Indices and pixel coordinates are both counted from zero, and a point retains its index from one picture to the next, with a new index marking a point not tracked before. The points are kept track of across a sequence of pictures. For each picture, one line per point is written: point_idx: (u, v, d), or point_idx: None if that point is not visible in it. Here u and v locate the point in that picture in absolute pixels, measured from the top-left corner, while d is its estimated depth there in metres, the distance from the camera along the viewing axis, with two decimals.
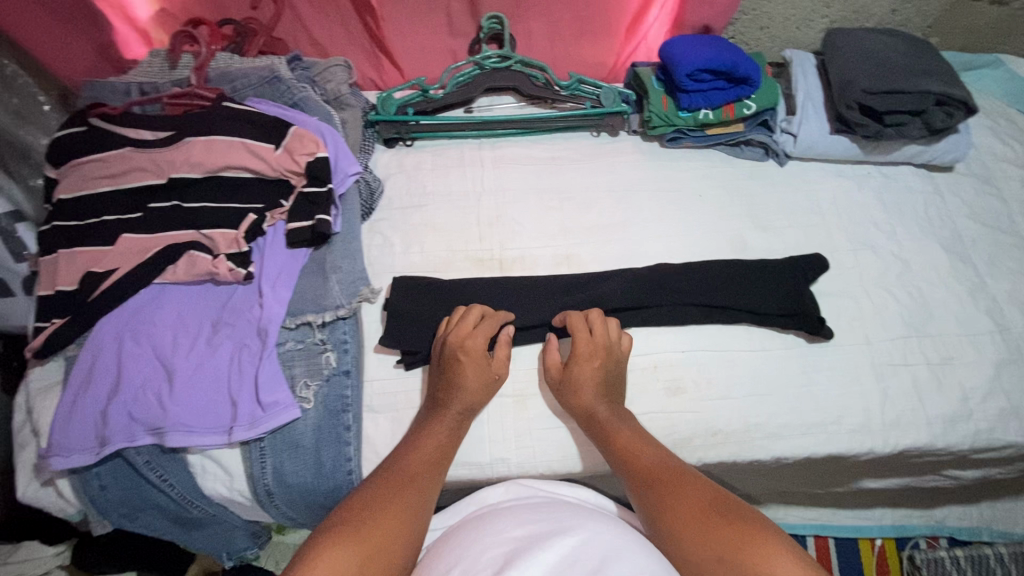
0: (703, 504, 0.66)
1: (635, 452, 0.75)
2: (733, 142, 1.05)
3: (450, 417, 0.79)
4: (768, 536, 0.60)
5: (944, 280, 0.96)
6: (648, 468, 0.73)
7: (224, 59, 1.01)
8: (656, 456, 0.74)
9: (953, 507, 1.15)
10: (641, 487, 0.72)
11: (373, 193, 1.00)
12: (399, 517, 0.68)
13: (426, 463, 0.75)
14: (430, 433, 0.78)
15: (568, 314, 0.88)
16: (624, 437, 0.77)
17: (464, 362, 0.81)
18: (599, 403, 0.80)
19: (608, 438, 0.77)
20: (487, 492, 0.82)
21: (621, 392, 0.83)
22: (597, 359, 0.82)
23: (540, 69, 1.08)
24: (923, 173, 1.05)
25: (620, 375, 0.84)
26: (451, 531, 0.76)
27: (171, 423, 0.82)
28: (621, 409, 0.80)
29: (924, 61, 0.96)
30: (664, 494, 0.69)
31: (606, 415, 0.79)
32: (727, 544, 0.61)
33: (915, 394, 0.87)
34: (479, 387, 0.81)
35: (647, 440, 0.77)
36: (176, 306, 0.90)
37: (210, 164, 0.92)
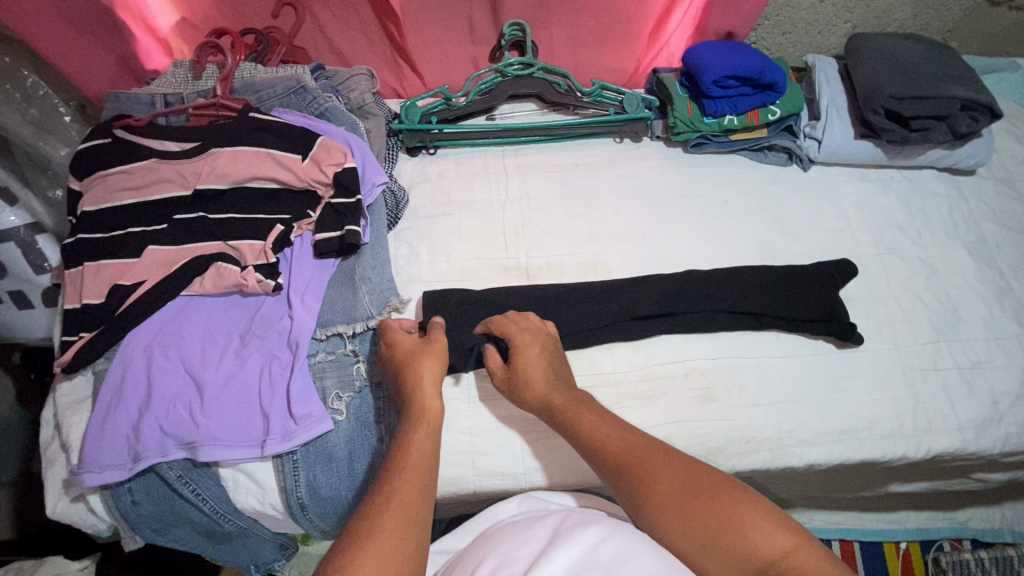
0: (677, 478, 0.68)
1: (599, 435, 0.74)
2: (757, 147, 1.05)
3: (424, 415, 0.73)
4: (748, 506, 0.63)
5: (971, 284, 0.96)
6: (620, 453, 0.72)
7: (248, 68, 0.99)
8: (620, 436, 0.74)
9: (977, 509, 1.15)
10: (612, 472, 0.71)
11: (399, 203, 1.00)
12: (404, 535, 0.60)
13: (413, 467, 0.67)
14: (411, 435, 0.71)
15: (493, 315, 0.88)
16: (585, 424, 0.75)
17: (420, 361, 0.78)
18: (553, 392, 0.79)
19: (571, 427, 0.76)
20: (498, 507, 0.81)
21: (565, 368, 0.84)
22: (535, 343, 0.83)
23: (562, 76, 1.07)
24: (946, 177, 1.06)
25: (559, 354, 0.85)
26: (467, 550, 0.75)
27: (204, 437, 0.81)
28: (568, 389, 0.80)
29: (949, 65, 0.96)
30: (638, 478, 0.69)
31: (564, 401, 0.78)
32: (706, 521, 0.63)
33: (945, 399, 0.88)
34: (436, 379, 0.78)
35: (608, 421, 0.76)
36: (204, 318, 0.90)
37: (237, 176, 0.92)
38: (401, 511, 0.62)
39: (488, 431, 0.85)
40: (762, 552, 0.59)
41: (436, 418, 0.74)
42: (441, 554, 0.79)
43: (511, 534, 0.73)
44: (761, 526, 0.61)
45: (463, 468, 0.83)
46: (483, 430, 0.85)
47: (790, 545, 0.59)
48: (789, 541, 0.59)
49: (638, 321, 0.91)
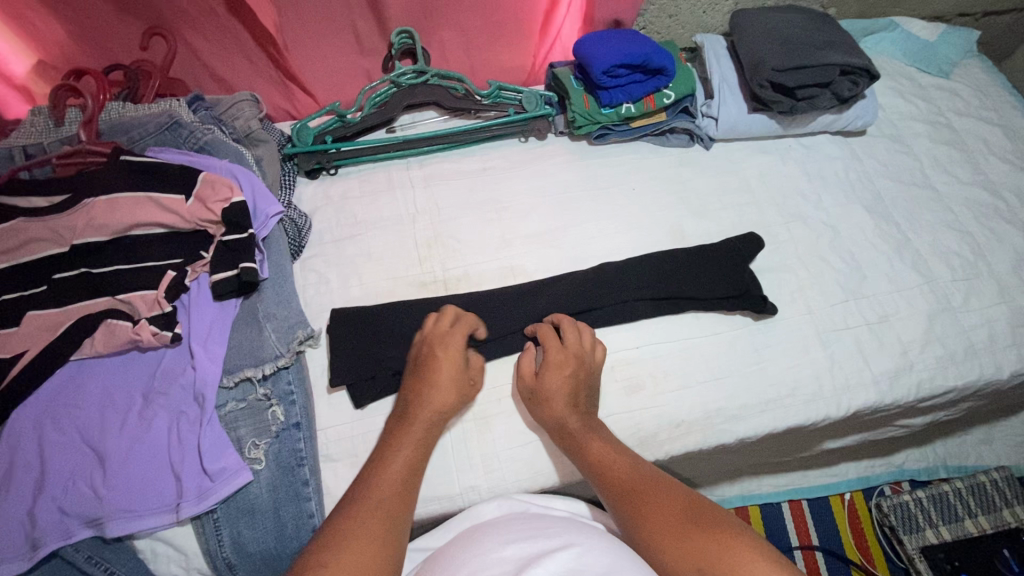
0: (679, 511, 0.65)
1: (605, 461, 0.73)
2: (659, 131, 1.06)
3: (422, 425, 0.75)
4: (743, 545, 0.59)
5: (872, 241, 0.99)
6: (624, 480, 0.71)
7: (116, 107, 0.92)
8: (626, 464, 0.73)
9: (910, 451, 1.20)
10: (614, 500, 0.71)
11: (301, 230, 0.96)
12: (377, 543, 0.63)
13: (396, 486, 0.69)
14: (408, 430, 0.75)
15: (541, 324, 0.87)
16: (592, 450, 0.75)
17: (444, 375, 0.78)
18: (570, 413, 0.78)
19: (579, 450, 0.76)
20: (482, 508, 0.79)
21: (594, 400, 0.81)
22: (570, 364, 0.81)
23: (458, 80, 1.05)
24: (839, 140, 1.09)
25: (593, 384, 0.82)
26: (442, 551, 0.73)
27: (110, 511, 0.76)
28: (590, 416, 0.79)
29: (825, 33, 0.99)
30: (637, 506, 0.68)
31: (578, 426, 0.77)
32: (703, 551, 0.60)
33: (859, 355, 0.91)
34: (453, 398, 0.78)
35: (616, 447, 0.75)
36: (100, 383, 0.83)
37: (116, 224, 0.85)
38: (385, 520, 0.65)
39: None
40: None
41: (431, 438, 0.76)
42: (420, 552, 0.78)
43: (497, 533, 0.71)
44: (754, 562, 0.57)
45: None
46: None
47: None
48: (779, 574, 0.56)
49: None
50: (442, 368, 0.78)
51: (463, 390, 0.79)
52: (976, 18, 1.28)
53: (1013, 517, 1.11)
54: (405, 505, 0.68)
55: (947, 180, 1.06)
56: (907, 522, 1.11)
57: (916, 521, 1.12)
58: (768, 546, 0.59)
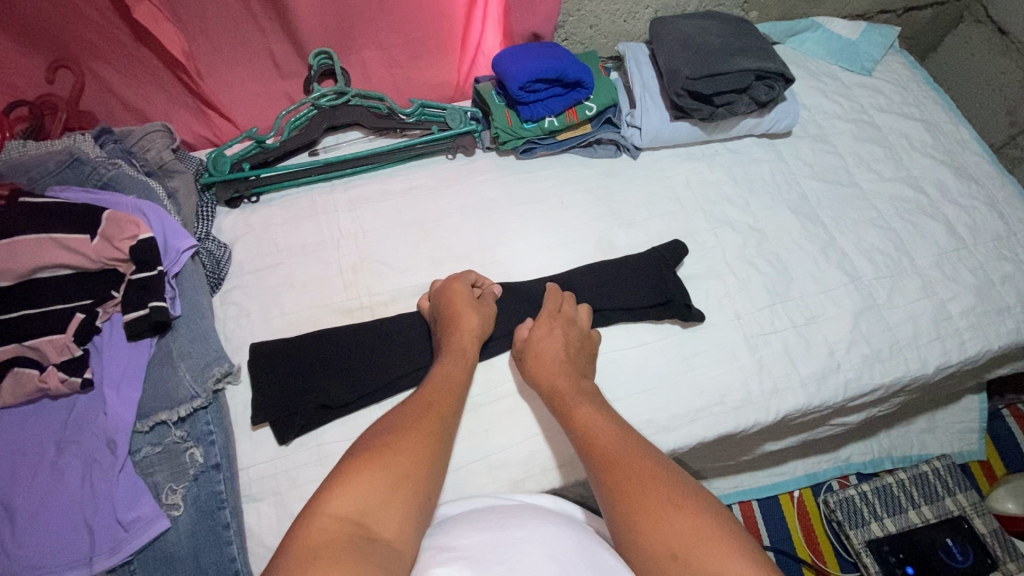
0: (660, 483, 0.66)
1: (590, 429, 0.74)
2: (585, 143, 1.05)
3: (461, 368, 0.80)
4: (723, 532, 0.61)
5: (798, 243, 1.01)
6: (612, 446, 0.71)
7: (14, 146, 0.86)
8: (619, 435, 0.73)
9: (855, 445, 1.21)
10: (594, 469, 0.70)
11: (219, 262, 0.93)
12: (424, 446, 0.69)
13: (444, 392, 0.76)
14: (440, 376, 0.79)
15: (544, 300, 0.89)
16: (580, 414, 0.76)
17: (467, 309, 0.85)
18: (562, 377, 0.80)
19: (568, 412, 0.77)
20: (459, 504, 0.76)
21: (588, 367, 0.84)
22: (561, 332, 0.84)
23: (379, 99, 1.04)
24: (766, 142, 1.10)
25: (586, 351, 0.85)
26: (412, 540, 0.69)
27: (18, 570, 0.73)
28: (578, 379, 0.81)
29: (741, 38, 1.00)
30: (617, 478, 0.67)
31: (570, 390, 0.79)
32: (682, 535, 0.61)
33: (787, 358, 0.91)
34: (480, 330, 0.85)
35: (604, 415, 0.76)
36: (7, 434, 0.80)
37: (20, 268, 0.81)
38: (414, 446, 0.68)
39: None
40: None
41: (471, 348, 0.83)
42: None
43: (479, 523, 0.68)
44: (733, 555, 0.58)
45: None
46: None
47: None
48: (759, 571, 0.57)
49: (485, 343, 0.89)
50: (461, 309, 0.85)
51: (480, 328, 0.85)
52: (897, 14, 1.30)
53: (955, 505, 1.13)
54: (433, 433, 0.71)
55: (871, 177, 1.08)
56: (854, 516, 1.12)
57: (862, 515, 1.12)
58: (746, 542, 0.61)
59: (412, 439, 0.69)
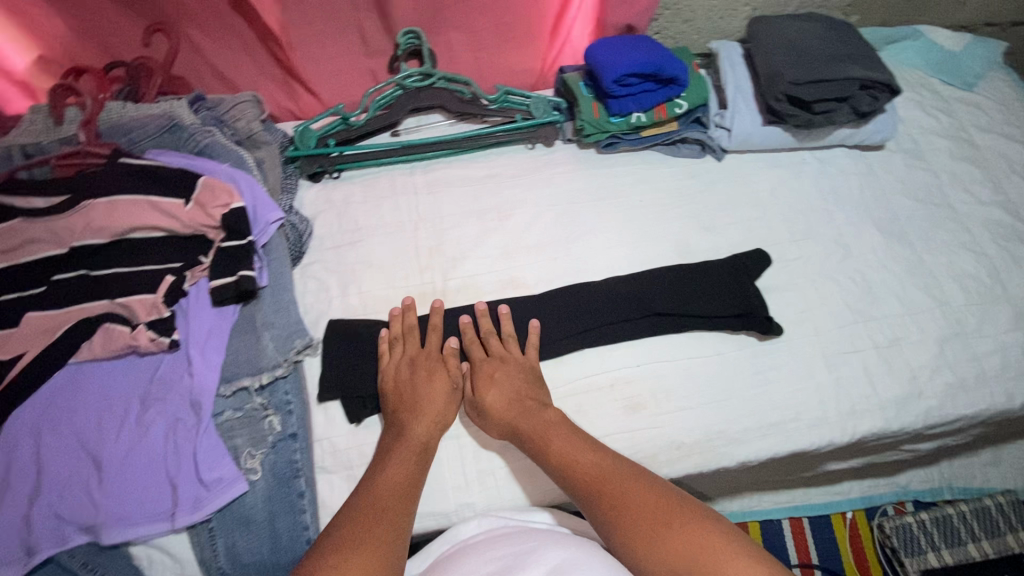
0: (648, 501, 0.67)
1: (568, 462, 0.73)
2: (669, 141, 1.03)
3: (413, 443, 0.77)
4: (719, 539, 0.62)
5: (884, 262, 0.97)
6: (592, 476, 0.71)
7: (114, 107, 0.88)
8: (594, 461, 0.73)
9: (914, 471, 1.18)
10: (585, 499, 0.71)
11: (302, 236, 0.94)
12: (380, 548, 0.65)
13: (398, 494, 0.72)
14: (393, 457, 0.75)
15: (472, 339, 0.88)
16: (555, 448, 0.75)
17: (429, 393, 0.81)
18: (518, 417, 0.78)
19: (542, 450, 0.75)
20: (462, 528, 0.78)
21: (547, 394, 0.83)
22: (497, 371, 0.83)
23: (464, 83, 1.03)
24: (857, 154, 1.06)
25: (533, 377, 0.84)
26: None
27: (106, 518, 0.76)
28: (539, 410, 0.79)
29: (845, 44, 0.96)
30: (607, 508, 0.68)
31: (532, 428, 0.77)
32: (681, 552, 0.61)
33: (866, 379, 0.89)
34: (442, 420, 0.80)
35: (577, 443, 0.75)
36: (99, 386, 0.84)
37: (115, 228, 0.85)
38: (377, 543, 0.65)
39: None
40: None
41: (430, 448, 0.78)
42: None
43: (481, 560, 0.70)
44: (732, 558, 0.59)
45: None
46: None
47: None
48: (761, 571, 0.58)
49: (558, 339, 0.88)
50: (418, 387, 0.81)
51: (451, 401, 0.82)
52: (1004, 28, 1.24)
53: (1018, 544, 1.10)
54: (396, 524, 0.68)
55: (966, 199, 1.03)
56: (909, 544, 1.10)
57: (918, 543, 1.10)
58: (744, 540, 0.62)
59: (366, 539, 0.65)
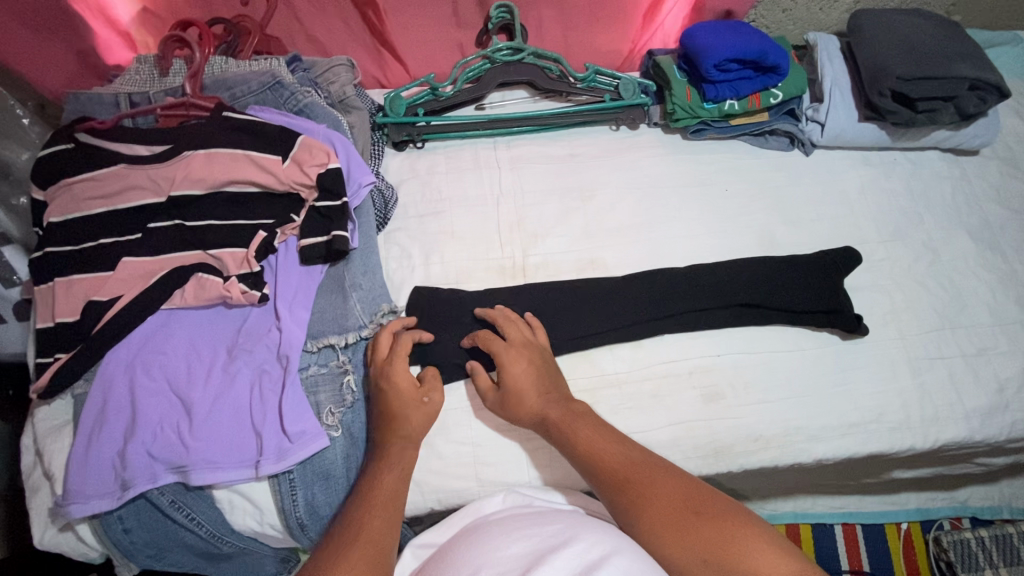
0: (673, 492, 0.66)
1: (593, 452, 0.72)
2: (758, 132, 1.02)
3: (400, 447, 0.75)
4: (749, 531, 0.61)
5: (975, 270, 0.94)
6: (617, 464, 0.70)
7: (219, 62, 0.92)
8: (620, 450, 0.72)
9: (976, 488, 1.15)
10: (609, 490, 0.69)
11: (387, 203, 0.95)
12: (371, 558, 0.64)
13: (380, 509, 0.69)
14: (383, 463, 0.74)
15: (482, 330, 0.84)
16: (581, 439, 0.73)
17: (405, 409, 0.77)
18: (547, 405, 0.77)
19: (566, 440, 0.74)
20: (485, 502, 0.78)
21: (564, 381, 0.81)
22: (523, 358, 0.80)
23: (554, 60, 1.01)
24: (949, 158, 1.03)
25: (551, 363, 0.82)
26: (445, 551, 0.72)
27: (195, 460, 0.77)
28: (563, 399, 0.78)
29: (955, 42, 0.94)
30: (634, 497, 0.67)
31: (560, 416, 0.76)
32: (708, 545, 0.60)
33: (951, 387, 0.87)
34: (414, 437, 0.76)
35: (601, 434, 0.73)
36: (187, 333, 0.85)
37: (213, 180, 0.85)
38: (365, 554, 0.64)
39: (487, 441, 0.83)
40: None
41: (411, 459, 0.75)
42: (423, 549, 0.77)
43: (498, 533, 0.69)
44: (762, 550, 0.59)
45: (467, 479, 0.82)
46: (484, 438, 0.83)
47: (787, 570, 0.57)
48: (791, 566, 0.57)
49: (639, 323, 0.87)
50: (392, 398, 0.77)
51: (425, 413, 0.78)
52: None
53: None
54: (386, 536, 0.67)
55: None
56: (967, 560, 1.08)
57: (977, 561, 1.08)
58: (772, 533, 0.61)
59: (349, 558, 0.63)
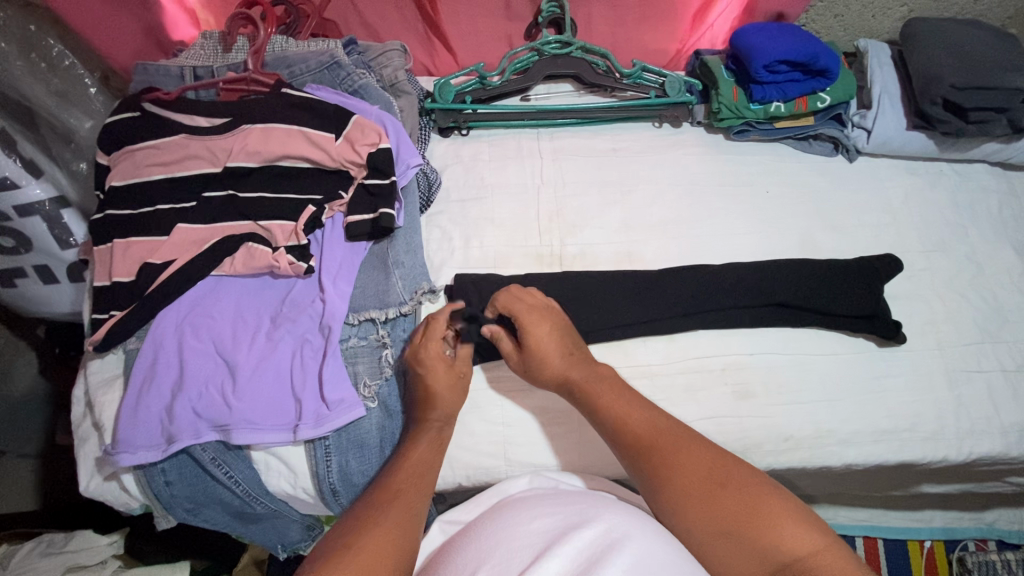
0: (697, 464, 0.67)
1: (622, 418, 0.73)
2: (802, 136, 1.02)
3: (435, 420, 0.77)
4: (775, 504, 0.62)
5: (1019, 285, 0.93)
6: (641, 432, 0.71)
7: (279, 41, 0.97)
8: (644, 418, 0.72)
9: (1005, 510, 1.12)
10: (633, 457, 0.70)
11: (432, 185, 0.98)
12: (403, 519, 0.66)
13: (413, 477, 0.71)
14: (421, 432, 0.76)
15: (503, 292, 0.84)
16: (607, 406, 0.74)
17: (439, 387, 0.78)
18: (568, 372, 0.77)
19: (591, 406, 0.75)
20: (509, 483, 0.80)
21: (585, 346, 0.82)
22: (545, 324, 0.80)
23: (602, 55, 1.03)
24: (998, 171, 1.02)
25: (570, 329, 0.82)
26: (470, 525, 0.73)
27: (237, 420, 0.80)
28: (590, 365, 0.79)
29: (1011, 54, 0.93)
30: (659, 464, 0.68)
31: (580, 380, 0.77)
32: (731, 516, 0.62)
33: (989, 401, 0.85)
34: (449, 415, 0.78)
35: (628, 401, 0.74)
36: (234, 299, 0.88)
37: (268, 154, 0.88)
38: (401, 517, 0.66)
39: (517, 423, 0.85)
40: (789, 549, 0.58)
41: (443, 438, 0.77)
42: (451, 525, 0.78)
43: (520, 511, 0.70)
44: (789, 524, 0.60)
45: (496, 458, 0.84)
46: (515, 419, 0.85)
47: (812, 545, 0.58)
48: (816, 541, 0.58)
49: (674, 317, 0.88)
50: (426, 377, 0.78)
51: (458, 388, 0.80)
52: None
53: None
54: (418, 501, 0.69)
55: None
56: None
57: None
58: (798, 506, 0.62)
59: (382, 521, 0.65)
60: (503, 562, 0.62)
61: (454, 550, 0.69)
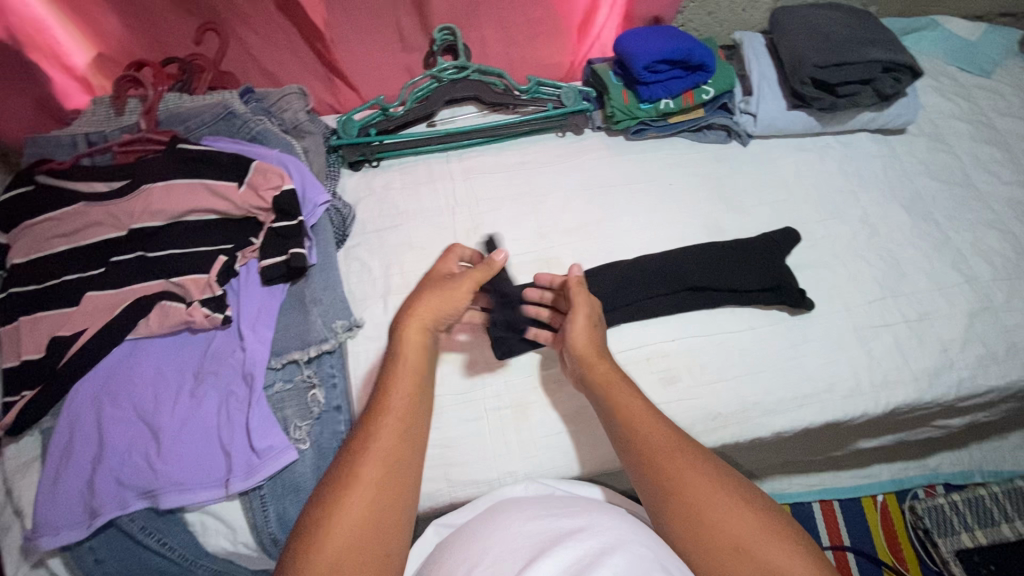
0: (711, 488, 0.63)
1: (637, 430, 0.70)
2: (696, 128, 1.07)
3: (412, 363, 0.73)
4: (778, 533, 0.59)
5: (911, 240, 0.99)
6: (659, 446, 0.67)
7: (173, 98, 0.98)
8: (662, 433, 0.69)
9: (945, 455, 1.18)
10: (642, 473, 0.67)
11: (345, 220, 1.00)
12: (385, 491, 0.63)
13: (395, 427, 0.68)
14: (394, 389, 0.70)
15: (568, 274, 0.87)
16: (625, 415, 0.71)
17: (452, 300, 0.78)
18: (598, 361, 0.78)
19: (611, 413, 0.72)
20: (508, 489, 0.80)
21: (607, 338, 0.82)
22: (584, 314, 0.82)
23: (498, 76, 1.07)
24: (879, 138, 1.10)
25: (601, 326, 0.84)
26: (460, 527, 0.74)
27: (163, 484, 0.78)
28: (616, 372, 0.77)
29: (868, 31, 1.01)
30: (667, 481, 0.65)
31: (605, 379, 0.76)
32: (736, 540, 0.59)
33: (898, 352, 0.90)
34: (423, 368, 0.74)
35: (647, 416, 0.71)
36: (153, 361, 0.86)
37: (172, 210, 0.88)
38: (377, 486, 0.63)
39: (454, 442, 0.84)
40: None
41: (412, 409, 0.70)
42: (445, 527, 0.78)
43: (512, 514, 0.70)
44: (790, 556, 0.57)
45: (437, 481, 0.83)
46: (452, 440, 0.85)
47: None
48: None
49: None
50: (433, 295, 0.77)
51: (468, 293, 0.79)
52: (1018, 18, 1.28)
53: None
54: (404, 456, 0.67)
55: (988, 178, 1.05)
56: (941, 525, 1.11)
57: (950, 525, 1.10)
58: (803, 538, 0.59)
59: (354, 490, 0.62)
60: (496, 559, 0.63)
61: (443, 552, 0.70)
